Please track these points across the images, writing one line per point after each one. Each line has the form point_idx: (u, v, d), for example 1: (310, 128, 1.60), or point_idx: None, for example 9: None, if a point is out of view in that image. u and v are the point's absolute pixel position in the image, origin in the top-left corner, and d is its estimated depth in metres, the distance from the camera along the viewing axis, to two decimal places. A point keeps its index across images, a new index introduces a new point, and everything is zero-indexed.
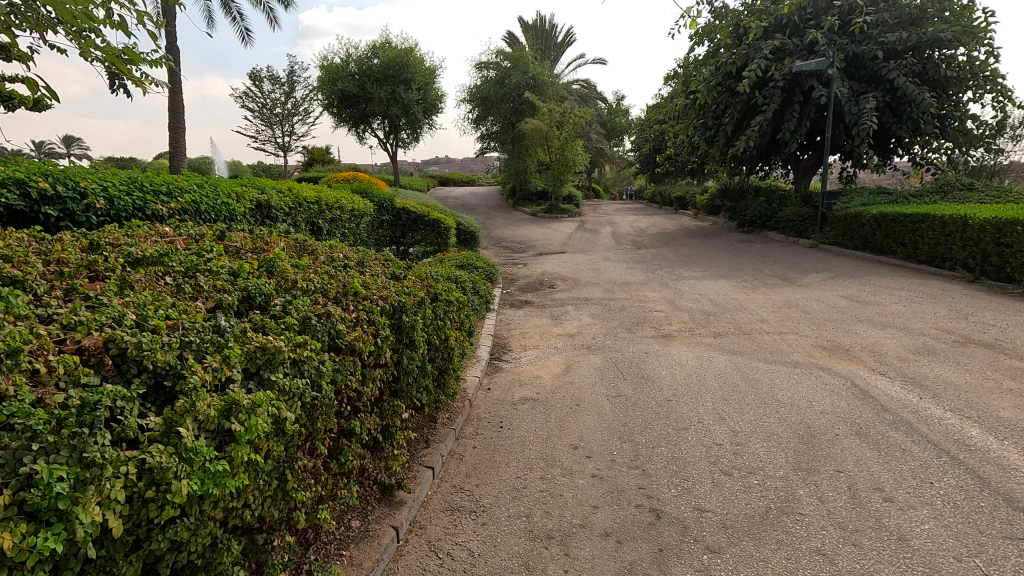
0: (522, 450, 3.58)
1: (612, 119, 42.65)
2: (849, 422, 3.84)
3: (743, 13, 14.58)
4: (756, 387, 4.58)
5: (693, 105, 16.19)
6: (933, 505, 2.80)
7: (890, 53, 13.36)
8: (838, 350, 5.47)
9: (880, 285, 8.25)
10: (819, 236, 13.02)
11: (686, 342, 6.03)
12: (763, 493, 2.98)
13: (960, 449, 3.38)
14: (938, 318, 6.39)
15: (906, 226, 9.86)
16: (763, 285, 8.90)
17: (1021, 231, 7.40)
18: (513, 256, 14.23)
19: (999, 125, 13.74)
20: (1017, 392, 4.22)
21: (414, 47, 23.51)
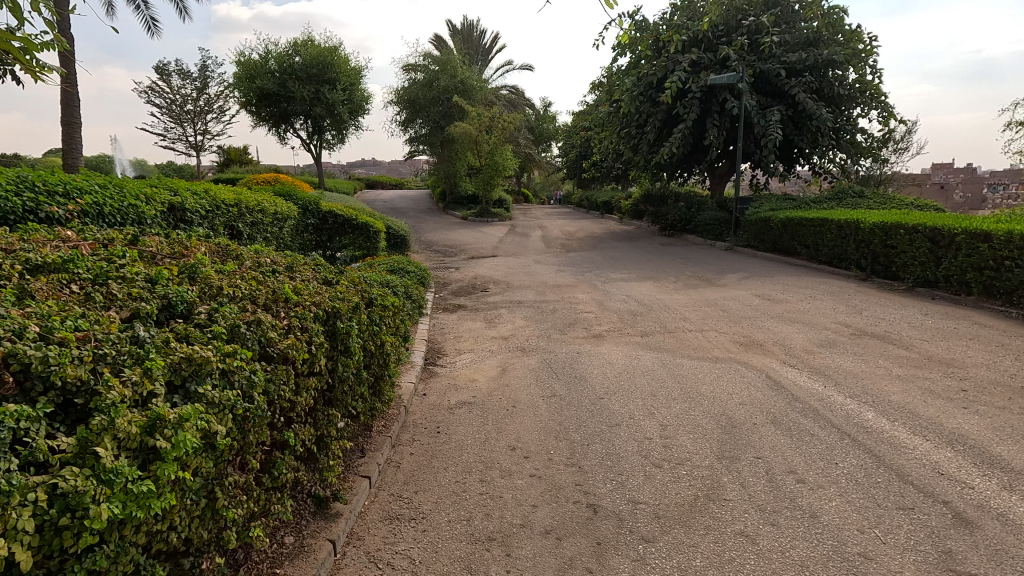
0: (460, 455, 3.57)
1: (539, 125, 43.46)
2: (765, 411, 4.14)
3: (662, 28, 15.37)
4: (681, 382, 4.83)
5: (617, 113, 16.80)
6: (838, 483, 3.08)
7: (792, 71, 14.55)
8: (753, 345, 5.87)
9: (787, 284, 8.92)
10: (734, 239, 13.89)
11: (616, 341, 6.25)
12: (691, 482, 3.15)
13: (859, 431, 3.73)
14: (838, 313, 7.02)
15: (808, 229, 10.75)
16: (685, 286, 9.38)
17: (904, 234, 8.27)
18: (445, 259, 14.14)
19: (884, 138, 15.28)
20: (904, 378, 4.71)
21: (338, 47, 22.85)
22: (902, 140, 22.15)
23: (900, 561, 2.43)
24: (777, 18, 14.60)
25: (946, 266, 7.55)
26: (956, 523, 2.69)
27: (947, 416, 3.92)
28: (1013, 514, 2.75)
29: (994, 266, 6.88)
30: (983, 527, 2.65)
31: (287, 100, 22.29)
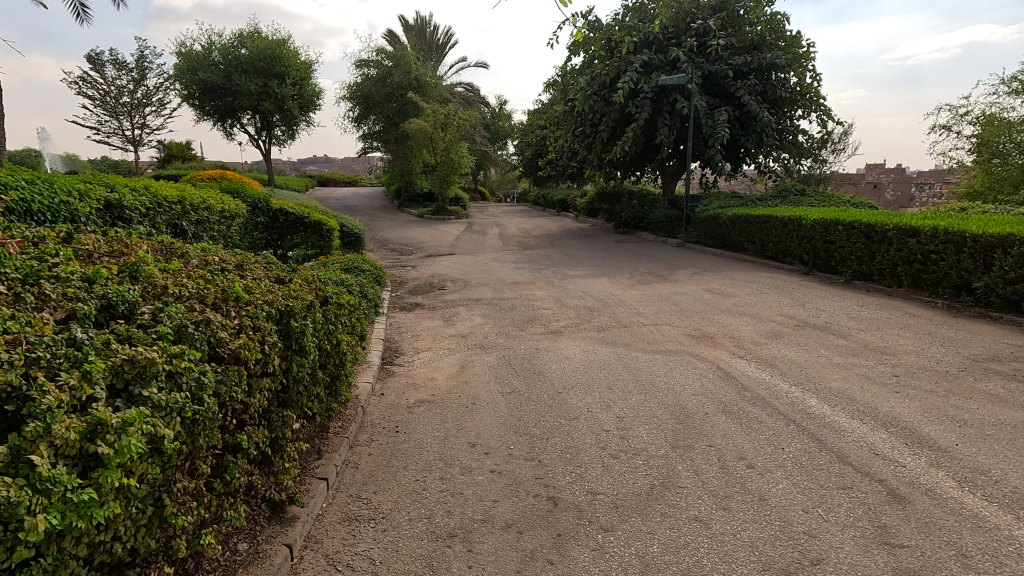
0: (420, 453, 3.54)
1: (495, 123, 43.44)
2: (716, 401, 4.29)
3: (615, 28, 15.65)
4: (637, 375, 4.94)
5: (571, 112, 17.00)
6: (784, 467, 3.23)
7: (738, 74, 15.09)
8: (704, 338, 6.08)
9: (736, 279, 9.26)
10: (685, 236, 14.30)
11: (574, 337, 6.34)
12: (647, 471, 3.23)
13: (803, 417, 3.93)
14: (782, 305, 7.34)
15: (754, 226, 11.20)
16: (639, 282, 9.61)
17: (842, 230, 8.74)
18: (401, 258, 13.95)
19: (823, 139, 16.06)
20: (843, 366, 4.97)
21: (286, 40, 22.15)
22: (840, 142, 23.34)
23: (841, 537, 2.58)
24: (724, 22, 15.10)
25: (879, 260, 8.02)
26: (890, 500, 2.87)
27: (881, 400, 4.17)
28: (940, 489, 2.96)
29: (922, 260, 7.36)
30: (914, 502, 2.84)
31: (233, 94, 21.46)
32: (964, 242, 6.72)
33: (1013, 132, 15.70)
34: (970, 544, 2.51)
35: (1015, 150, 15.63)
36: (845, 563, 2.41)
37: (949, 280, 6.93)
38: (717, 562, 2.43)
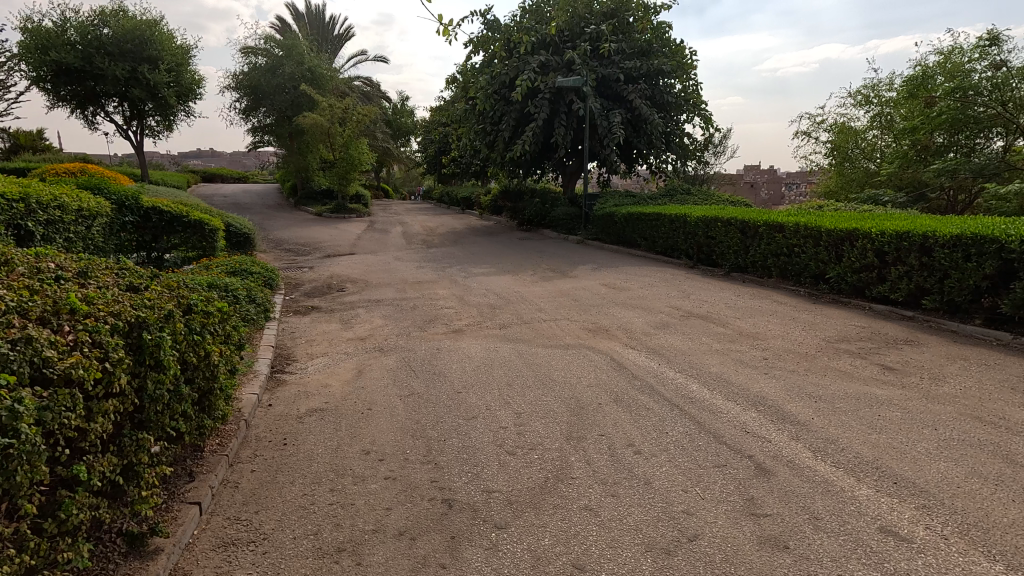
0: (309, 465, 3.35)
1: (397, 119, 42.39)
2: (609, 391, 4.47)
3: (513, 29, 15.89)
4: (535, 370, 5.03)
5: (472, 110, 17.00)
6: (668, 450, 3.43)
7: (629, 78, 15.88)
8: (600, 331, 6.33)
9: (630, 273, 9.74)
10: (584, 233, 14.83)
11: (475, 335, 6.33)
12: (542, 465, 3.30)
13: (686, 402, 4.20)
14: (671, 297, 7.84)
15: (646, 223, 11.86)
16: (541, 278, 9.81)
17: (722, 226, 9.48)
18: (296, 259, 13.21)
19: (705, 142, 17.32)
20: (721, 352, 5.39)
21: (159, 21, 20.11)
22: (720, 145, 25.35)
23: (715, 512, 2.78)
24: (615, 28, 15.82)
25: (753, 254, 8.80)
26: (758, 473, 3.14)
27: (753, 381, 4.58)
28: (799, 459, 3.29)
29: (787, 253, 8.17)
30: (778, 473, 3.13)
31: (95, 78, 19.16)
32: (820, 237, 7.55)
33: (858, 139, 17.93)
34: (820, 507, 2.81)
35: (860, 155, 17.86)
36: (718, 536, 2.60)
37: (809, 270, 7.77)
38: (604, 548, 2.53)
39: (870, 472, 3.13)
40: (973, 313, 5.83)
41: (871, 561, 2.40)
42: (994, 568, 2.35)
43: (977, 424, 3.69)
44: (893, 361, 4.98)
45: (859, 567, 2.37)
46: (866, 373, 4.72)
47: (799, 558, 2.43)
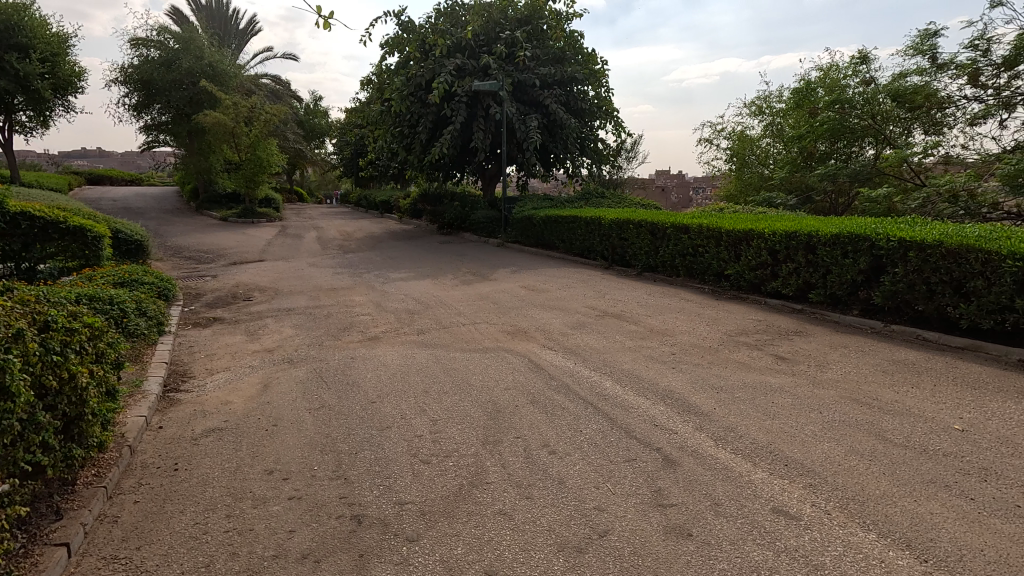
0: (203, 491, 3.10)
1: (309, 120, 40.63)
2: (525, 392, 4.49)
3: (428, 31, 15.77)
4: (453, 375, 4.96)
5: (387, 112, 16.63)
6: (581, 449, 3.49)
7: (544, 84, 16.19)
8: (518, 333, 6.36)
9: (549, 275, 9.89)
10: (504, 236, 14.91)
11: (392, 342, 6.16)
12: (457, 472, 3.24)
13: (600, 399, 4.30)
14: (587, 297, 8.04)
15: (563, 226, 12.11)
16: (460, 282, 9.74)
17: (634, 228, 9.87)
18: (198, 267, 12.27)
19: (618, 147, 17.99)
20: (633, 349, 5.59)
21: (28, 4, 18.01)
22: (633, 151, 26.46)
23: (624, 506, 2.85)
24: (530, 34, 16.10)
25: (662, 254, 9.23)
26: (665, 465, 3.26)
27: (661, 376, 4.78)
28: (702, 449, 3.45)
29: (693, 253, 8.64)
30: (683, 464, 3.27)
31: None
32: (721, 237, 8.04)
33: (754, 146, 19.36)
34: (721, 493, 2.96)
35: (756, 161, 19.29)
36: (627, 530, 2.67)
37: (712, 269, 8.25)
38: (517, 552, 2.52)
39: (765, 457, 3.34)
40: (852, 304, 6.43)
41: (765, 541, 2.56)
42: (870, 537, 2.57)
43: (855, 406, 4.05)
44: (786, 351, 5.38)
45: (754, 548, 2.51)
46: (762, 363, 5.07)
47: (701, 544, 2.54)
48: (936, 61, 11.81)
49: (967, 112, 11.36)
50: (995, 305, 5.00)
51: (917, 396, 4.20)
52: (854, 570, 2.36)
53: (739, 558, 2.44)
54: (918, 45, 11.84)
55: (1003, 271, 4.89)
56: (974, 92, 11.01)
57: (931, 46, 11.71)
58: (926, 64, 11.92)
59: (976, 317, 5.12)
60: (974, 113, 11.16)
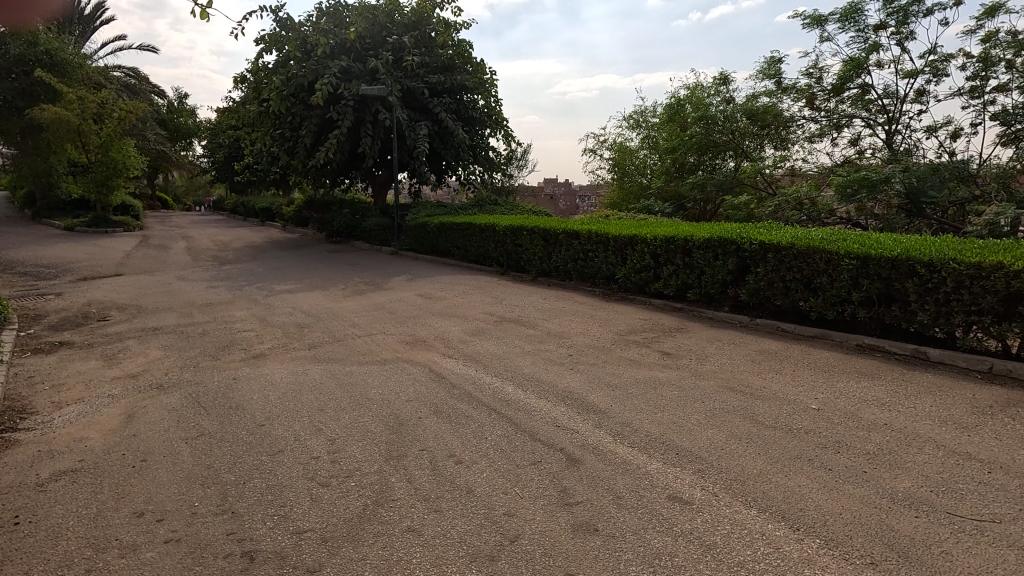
0: (55, 545, 2.66)
1: (173, 119, 36.96)
2: (428, 403, 4.40)
3: (308, 30, 15.04)
4: (350, 390, 4.73)
5: (266, 113, 15.61)
6: (487, 456, 3.48)
7: (434, 91, 16.09)
8: (417, 342, 6.23)
9: (445, 282, 9.81)
10: (398, 244, 14.59)
11: (280, 359, 5.74)
12: (360, 492, 3.08)
13: (502, 405, 4.33)
14: (485, 304, 8.09)
15: (458, 233, 12.11)
16: (353, 292, 9.35)
17: (528, 234, 10.12)
18: (37, 284, 10.61)
19: (509, 156, 18.33)
20: (533, 353, 5.71)
21: None
22: (522, 159, 27.19)
23: (533, 509, 2.88)
24: (418, 41, 15.93)
25: (555, 259, 9.54)
26: (570, 464, 3.36)
27: (560, 378, 4.93)
28: (602, 445, 3.60)
29: (584, 257, 9.03)
30: (586, 462, 3.38)
31: None
32: (609, 242, 8.49)
33: (633, 157, 20.74)
34: (622, 487, 3.10)
35: (635, 171, 20.65)
36: (537, 532, 2.70)
37: (601, 272, 8.67)
38: (428, 568, 2.45)
39: (658, 447, 3.57)
40: (723, 302, 7.07)
41: (664, 528, 2.71)
42: (753, 513, 2.83)
43: (732, 394, 4.46)
44: (670, 347, 5.79)
45: (655, 535, 2.66)
46: (650, 359, 5.42)
47: (607, 538, 2.64)
48: (781, 85, 13.42)
49: (806, 131, 13.03)
50: (837, 298, 5.77)
51: (781, 381, 4.71)
52: (742, 544, 2.58)
53: (642, 547, 2.57)
54: (767, 70, 13.38)
55: (843, 268, 5.66)
56: (811, 114, 12.67)
57: (776, 72, 13.29)
58: (773, 87, 13.51)
59: (823, 309, 5.87)
60: (812, 132, 12.83)
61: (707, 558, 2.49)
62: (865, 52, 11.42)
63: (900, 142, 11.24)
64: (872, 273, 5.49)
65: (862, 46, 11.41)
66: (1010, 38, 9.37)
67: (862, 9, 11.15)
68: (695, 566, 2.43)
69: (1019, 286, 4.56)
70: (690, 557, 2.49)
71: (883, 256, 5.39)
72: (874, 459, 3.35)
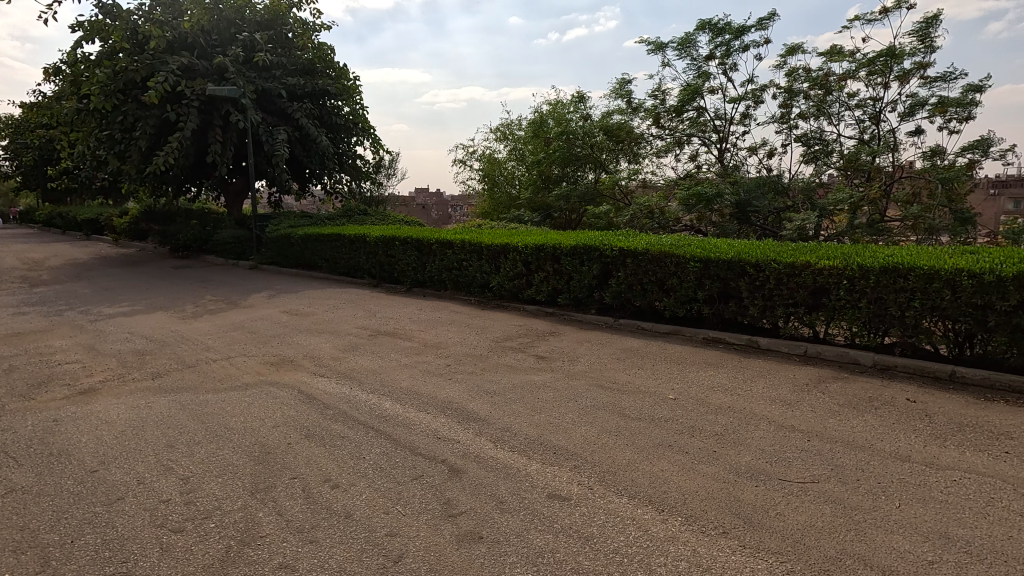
0: None
1: None
2: (298, 427, 4.11)
3: (140, 20, 13.43)
4: (206, 422, 4.25)
5: (89, 111, 13.62)
6: (367, 476, 3.33)
7: (293, 95, 15.15)
8: (284, 363, 5.79)
9: (313, 297, 9.27)
10: (257, 257, 13.49)
11: (117, 393, 5.01)
12: (222, 533, 2.79)
13: (380, 421, 4.19)
14: (358, 317, 7.77)
15: (325, 244, 11.51)
16: (206, 312, 8.45)
17: (401, 245, 9.92)
18: None
19: (378, 164, 17.84)
20: (410, 365, 5.60)
21: None
22: (391, 168, 26.67)
23: (417, 526, 2.82)
24: (272, 40, 14.93)
25: (429, 269, 9.47)
26: (451, 475, 3.34)
27: (439, 389, 4.89)
28: (483, 453, 3.63)
29: (458, 266, 9.07)
30: (467, 471, 3.39)
31: None
32: (482, 251, 8.63)
33: (502, 168, 21.29)
34: (504, 491, 3.15)
35: (504, 181, 21.22)
36: (421, 549, 2.64)
37: (476, 281, 8.77)
38: None
39: (537, 449, 3.69)
40: (590, 305, 7.51)
41: (545, 526, 2.80)
42: (624, 501, 3.03)
43: (602, 391, 4.75)
44: (545, 350, 6.02)
45: (537, 534, 2.74)
46: (526, 364, 5.59)
47: (492, 544, 2.66)
48: (631, 104, 14.65)
49: (654, 147, 14.36)
50: (686, 298, 6.42)
51: (643, 376, 5.12)
52: (616, 532, 2.75)
53: (525, 548, 2.63)
54: (618, 90, 14.55)
55: (689, 270, 6.33)
56: (658, 131, 14.01)
57: (627, 92, 14.50)
58: (624, 106, 14.71)
59: (674, 307, 6.51)
60: (658, 148, 14.18)
61: (585, 549, 2.62)
62: (698, 79, 12.90)
63: (730, 159, 12.82)
64: (712, 274, 6.20)
65: (696, 74, 12.87)
66: (807, 74, 11.18)
67: (695, 41, 12.59)
68: (575, 558, 2.55)
69: (822, 281, 5.44)
70: (570, 551, 2.60)
71: (721, 258, 6.11)
72: (721, 439, 3.77)
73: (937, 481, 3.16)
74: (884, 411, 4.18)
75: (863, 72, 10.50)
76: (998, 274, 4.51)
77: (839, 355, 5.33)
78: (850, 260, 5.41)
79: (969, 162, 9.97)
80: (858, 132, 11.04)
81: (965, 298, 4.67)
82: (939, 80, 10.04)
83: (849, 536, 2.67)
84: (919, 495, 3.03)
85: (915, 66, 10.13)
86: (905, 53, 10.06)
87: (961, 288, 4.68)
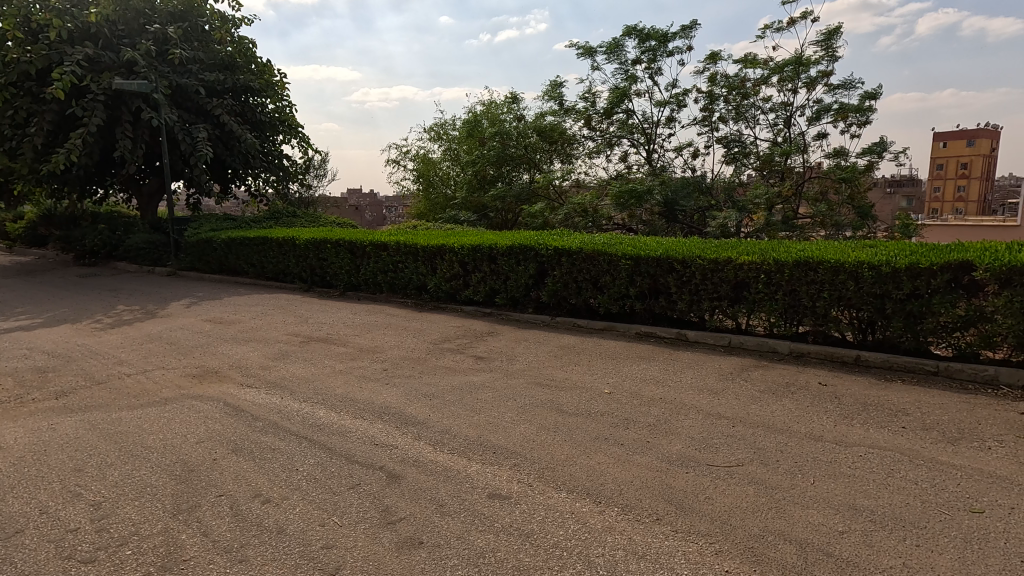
0: None
1: None
2: (225, 441, 3.90)
3: (34, 6, 12.28)
4: (120, 441, 3.94)
5: None
6: (300, 488, 3.22)
7: (212, 91, 14.28)
8: (207, 374, 5.47)
9: (239, 304, 8.83)
10: (174, 263, 12.65)
11: (13, 415, 4.54)
12: (141, 559, 2.61)
13: (313, 430, 4.05)
14: (289, 324, 7.46)
15: (250, 248, 10.96)
16: (118, 323, 7.83)
17: (334, 248, 9.58)
18: None
19: (306, 164, 17.17)
20: (344, 371, 5.45)
21: None
22: (320, 168, 25.77)
23: (353, 536, 2.75)
24: (186, 34, 13.99)
25: (363, 272, 9.23)
26: (389, 481, 3.28)
27: (375, 394, 4.77)
28: (422, 457, 3.59)
29: (393, 269, 8.90)
30: (406, 476, 3.34)
31: None
32: (417, 252, 8.51)
33: (437, 169, 21.06)
34: (443, 495, 3.12)
35: (440, 182, 21.03)
36: (359, 559, 2.58)
37: (412, 282, 8.64)
38: None
39: (476, 449, 3.69)
40: (527, 304, 7.57)
41: (486, 526, 2.81)
42: (563, 496, 3.09)
43: (540, 389, 4.81)
44: (483, 351, 6.03)
45: (478, 535, 2.74)
46: (464, 365, 5.57)
47: (432, 548, 2.64)
48: (562, 106, 14.90)
49: (585, 147, 14.68)
50: (619, 294, 6.62)
51: (579, 372, 5.24)
52: (556, 527, 2.79)
53: (466, 550, 2.62)
54: (550, 92, 14.78)
55: (621, 267, 6.53)
56: (589, 133, 14.36)
57: (558, 94, 14.74)
58: (556, 108, 14.93)
59: (608, 304, 6.70)
60: (590, 149, 14.51)
61: (526, 546, 2.65)
62: (626, 82, 13.30)
63: (658, 160, 13.31)
64: (643, 271, 6.41)
65: (624, 77, 13.26)
66: (725, 80, 11.80)
67: (623, 45, 12.99)
68: (516, 556, 2.57)
69: (742, 274, 5.77)
70: (510, 549, 2.62)
71: (651, 256, 6.34)
72: (654, 429, 3.93)
73: (846, 457, 3.43)
74: (800, 394, 4.50)
75: (775, 79, 11.22)
76: (893, 266, 4.97)
77: (759, 345, 5.66)
78: (767, 255, 5.77)
79: (867, 164, 10.86)
80: (772, 135, 11.77)
81: (867, 287, 5.10)
82: (840, 88, 10.90)
83: (771, 514, 2.85)
84: (830, 470, 3.29)
85: (820, 74, 10.92)
86: (811, 62, 10.84)
87: (862, 279, 5.11)
